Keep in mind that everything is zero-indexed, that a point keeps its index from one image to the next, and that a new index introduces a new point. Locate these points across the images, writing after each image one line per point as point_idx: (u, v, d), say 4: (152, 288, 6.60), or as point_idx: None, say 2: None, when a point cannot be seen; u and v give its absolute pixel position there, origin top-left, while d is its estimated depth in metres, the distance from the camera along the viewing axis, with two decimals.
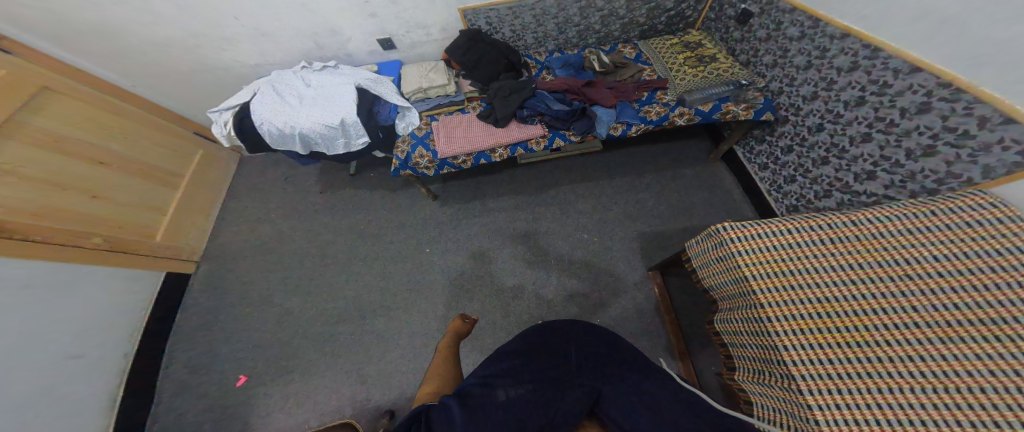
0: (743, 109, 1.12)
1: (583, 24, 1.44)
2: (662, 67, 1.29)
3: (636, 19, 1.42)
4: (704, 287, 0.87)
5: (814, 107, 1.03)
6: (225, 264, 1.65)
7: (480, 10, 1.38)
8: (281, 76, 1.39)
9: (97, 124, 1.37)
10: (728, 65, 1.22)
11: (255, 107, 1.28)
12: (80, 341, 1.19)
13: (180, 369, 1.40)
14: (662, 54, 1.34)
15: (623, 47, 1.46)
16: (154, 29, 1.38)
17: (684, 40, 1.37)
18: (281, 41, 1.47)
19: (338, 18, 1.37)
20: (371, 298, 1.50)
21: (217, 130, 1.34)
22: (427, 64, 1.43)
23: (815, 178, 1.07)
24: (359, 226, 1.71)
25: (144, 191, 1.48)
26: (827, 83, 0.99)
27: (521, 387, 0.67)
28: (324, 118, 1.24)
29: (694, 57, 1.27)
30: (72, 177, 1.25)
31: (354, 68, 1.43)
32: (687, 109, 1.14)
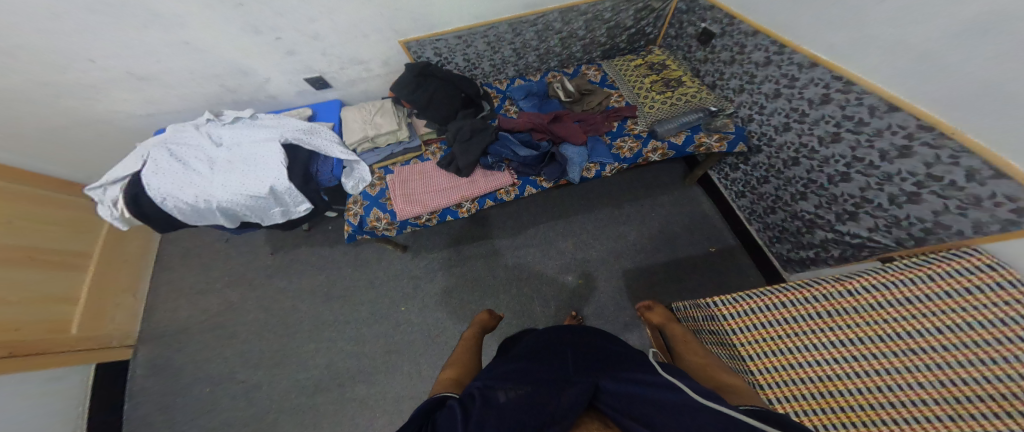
0: (715, 140, 1.09)
1: (544, 48, 1.33)
2: (629, 92, 1.23)
3: (597, 39, 1.34)
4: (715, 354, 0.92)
5: (787, 139, 1.00)
6: (173, 341, 1.47)
7: (425, 40, 1.23)
8: (178, 133, 1.10)
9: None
10: (695, 89, 1.18)
11: (151, 180, 1.00)
12: None
13: None
14: (628, 76, 1.28)
15: (587, 69, 1.38)
16: None
17: (648, 61, 1.32)
18: (179, 88, 1.19)
19: (246, 58, 1.13)
20: (349, 365, 1.36)
21: (106, 211, 1.05)
22: (367, 106, 1.23)
23: (795, 213, 1.04)
24: (319, 289, 1.51)
25: (39, 282, 1.20)
26: (800, 116, 0.96)
27: (519, 387, 0.55)
28: (249, 189, 1.01)
29: (659, 80, 1.22)
30: None
31: (280, 116, 1.18)
32: (660, 143, 1.09)
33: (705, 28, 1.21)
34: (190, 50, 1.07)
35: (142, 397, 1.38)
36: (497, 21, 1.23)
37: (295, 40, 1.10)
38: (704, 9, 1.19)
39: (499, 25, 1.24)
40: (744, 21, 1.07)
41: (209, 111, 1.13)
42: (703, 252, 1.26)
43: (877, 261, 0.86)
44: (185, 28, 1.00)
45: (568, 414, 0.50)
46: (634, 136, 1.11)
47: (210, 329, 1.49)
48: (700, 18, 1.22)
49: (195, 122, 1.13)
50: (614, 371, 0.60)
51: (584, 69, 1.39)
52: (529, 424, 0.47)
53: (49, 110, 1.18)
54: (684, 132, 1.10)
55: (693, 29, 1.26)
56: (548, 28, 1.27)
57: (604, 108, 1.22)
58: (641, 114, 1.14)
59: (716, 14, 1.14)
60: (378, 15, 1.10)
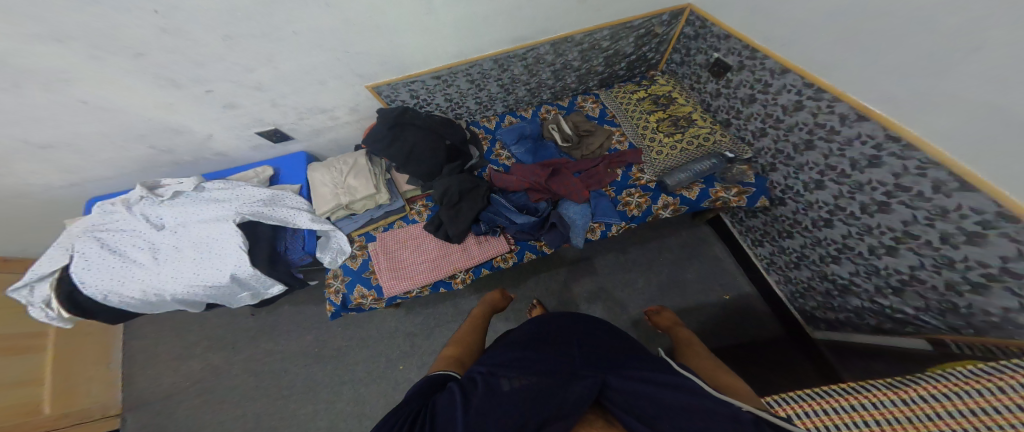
0: (733, 193, 1.00)
1: (535, 81, 1.23)
2: (633, 131, 1.12)
3: (595, 68, 1.23)
4: None
5: (823, 197, 0.87)
6: (154, 414, 1.33)
7: (397, 83, 1.08)
8: (110, 215, 0.95)
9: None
10: (710, 129, 1.06)
11: (86, 277, 0.88)
12: None
13: None
14: (630, 112, 1.16)
15: (583, 101, 1.26)
16: None
17: (652, 93, 1.19)
18: (103, 151, 1.03)
19: (170, 115, 0.96)
20: (348, 427, 1.27)
21: (38, 313, 0.92)
22: (337, 165, 1.09)
23: (824, 274, 0.96)
24: (312, 350, 1.41)
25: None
26: (837, 174, 0.82)
27: (527, 377, 0.53)
28: (207, 279, 0.91)
29: (668, 119, 1.10)
30: None
31: (230, 182, 1.02)
32: (672, 198, 0.99)
33: (717, 61, 1.08)
34: (95, 112, 0.90)
35: None
36: (480, 58, 1.10)
37: (231, 91, 0.94)
38: (718, 38, 1.04)
39: (483, 62, 1.11)
40: (769, 55, 0.90)
41: (141, 185, 0.96)
42: (715, 302, 1.20)
43: (923, 340, 0.79)
44: (74, 86, 0.81)
45: (574, 412, 0.47)
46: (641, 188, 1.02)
47: (193, 398, 1.35)
48: (713, 48, 1.07)
49: (128, 198, 0.97)
50: (623, 370, 0.57)
51: (580, 101, 1.26)
52: (533, 416, 0.45)
53: None
54: (698, 186, 1.00)
55: (703, 58, 1.13)
56: (539, 61, 1.15)
57: (605, 152, 1.10)
58: (649, 161, 1.03)
59: (734, 44, 0.99)
60: (332, 60, 0.93)
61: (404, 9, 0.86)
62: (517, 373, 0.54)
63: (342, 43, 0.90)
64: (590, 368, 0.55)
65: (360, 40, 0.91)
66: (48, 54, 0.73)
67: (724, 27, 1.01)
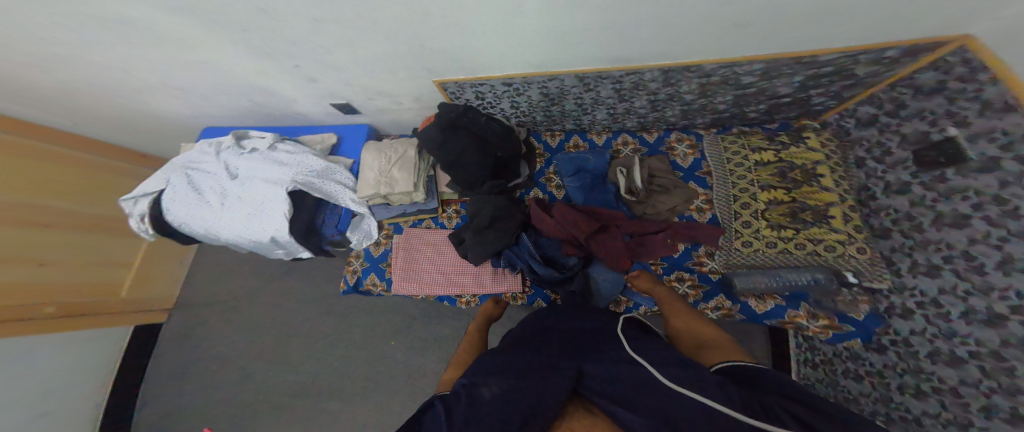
0: (819, 324, 0.88)
1: (623, 106, 1.09)
2: (727, 205, 1.01)
3: (716, 105, 1.04)
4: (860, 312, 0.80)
5: (942, 375, 0.73)
6: (197, 309, 1.55)
7: (465, 83, 1.04)
8: (200, 156, 1.13)
9: (43, 178, 1.18)
10: (838, 236, 0.90)
11: (172, 206, 1.09)
12: (39, 418, 1.16)
13: (152, 416, 1.41)
14: (736, 178, 1.02)
15: (677, 138, 1.15)
16: (30, 82, 1.04)
17: (786, 162, 1.00)
18: (207, 97, 1.15)
19: (265, 80, 1.04)
20: (331, 380, 1.35)
21: (136, 224, 1.15)
22: (387, 151, 1.09)
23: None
24: (324, 301, 1.48)
25: (100, 243, 1.33)
26: (987, 362, 0.66)
27: (505, 382, 0.56)
28: (252, 234, 1.05)
29: (785, 206, 0.96)
30: (25, 247, 1.12)
31: (298, 146, 1.11)
32: (729, 303, 0.96)
33: (943, 142, 0.75)
34: (205, 69, 0.99)
35: (165, 351, 1.51)
36: (562, 72, 0.98)
37: (315, 68, 0.97)
38: (984, 108, 0.69)
39: (565, 77, 0.99)
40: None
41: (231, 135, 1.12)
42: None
43: None
44: (193, 50, 0.91)
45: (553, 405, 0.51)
46: (698, 275, 0.99)
47: (225, 308, 1.53)
48: (959, 119, 0.73)
49: (217, 141, 1.15)
50: (596, 354, 0.61)
51: (673, 140, 1.15)
52: (515, 416, 0.49)
53: (104, 108, 1.21)
54: (774, 301, 0.92)
55: (923, 127, 0.80)
56: (640, 87, 1.00)
57: (674, 217, 1.03)
58: (727, 248, 0.98)
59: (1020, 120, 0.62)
60: (406, 52, 0.91)
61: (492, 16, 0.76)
62: (498, 375, 0.58)
63: (419, 39, 0.85)
64: (565, 360, 0.60)
65: (439, 37, 0.85)
66: (169, 19, 0.80)
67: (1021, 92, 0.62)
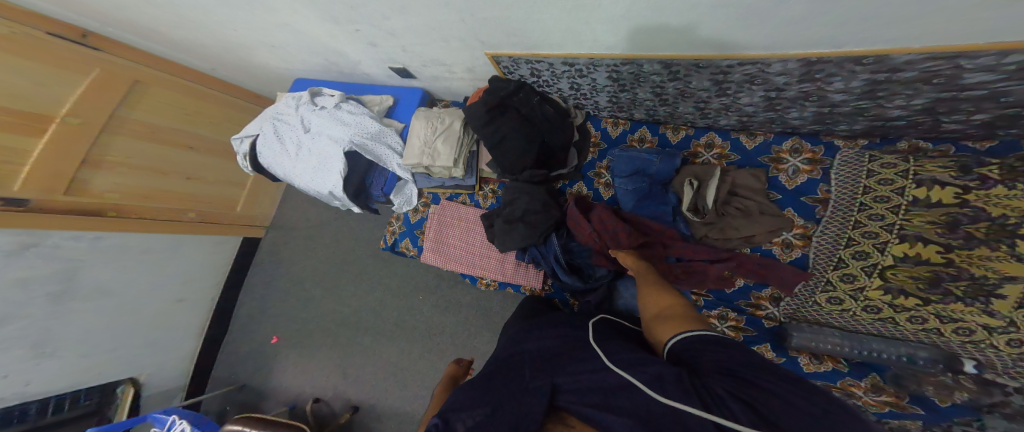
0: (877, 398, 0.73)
1: (721, 101, 0.87)
2: (832, 250, 0.79)
3: (875, 110, 0.73)
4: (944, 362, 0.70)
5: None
6: (284, 232, 1.88)
7: (520, 58, 0.94)
8: (284, 109, 1.28)
9: (183, 111, 1.47)
10: (988, 320, 0.65)
11: (262, 150, 1.28)
12: (181, 289, 1.60)
13: (249, 305, 1.84)
14: (861, 217, 0.76)
15: (787, 149, 0.89)
16: (174, 31, 1.25)
17: (973, 208, 0.65)
18: (293, 54, 1.26)
19: (336, 43, 1.09)
20: (369, 315, 1.55)
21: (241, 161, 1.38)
22: (435, 121, 1.09)
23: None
24: (374, 247, 1.65)
25: (224, 167, 1.65)
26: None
27: (479, 413, 0.49)
28: (316, 185, 1.18)
29: (925, 269, 0.69)
30: (174, 163, 1.44)
31: (359, 107, 1.18)
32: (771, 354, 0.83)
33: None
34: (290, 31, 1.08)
35: (262, 258, 1.89)
36: (644, 56, 0.80)
37: (376, 33, 0.98)
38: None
39: (646, 62, 0.81)
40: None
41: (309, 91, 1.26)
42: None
43: None
44: (277, 12, 0.98)
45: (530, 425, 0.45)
46: (748, 318, 0.87)
47: (303, 236, 1.82)
48: None
49: (298, 96, 1.29)
50: (570, 365, 0.56)
51: (786, 149, 0.89)
52: None
53: (222, 54, 1.40)
54: (831, 365, 0.78)
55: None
56: (750, 81, 0.77)
57: (747, 247, 0.87)
58: (803, 298, 0.82)
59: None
60: (459, 21, 0.84)
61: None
62: (473, 403, 0.51)
63: (472, 7, 0.77)
64: (536, 378, 0.54)
65: (496, 6, 0.75)
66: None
67: None
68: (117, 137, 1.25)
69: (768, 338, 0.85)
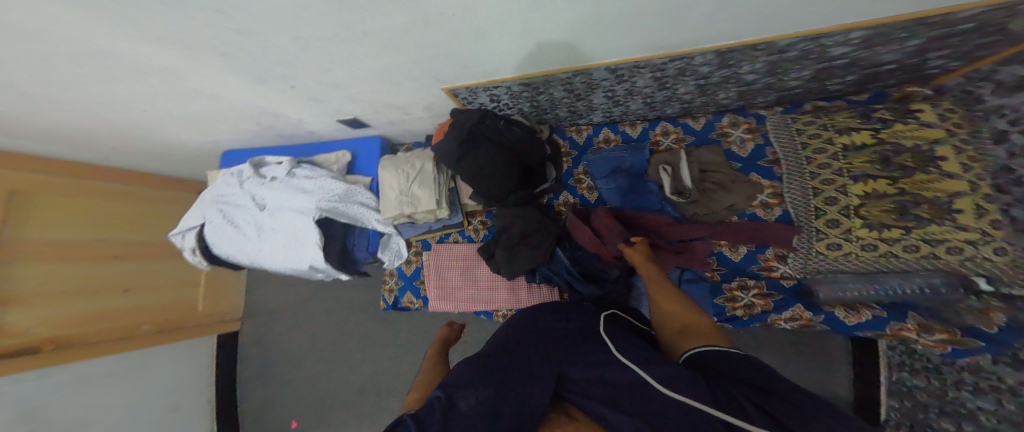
0: (932, 337, 0.74)
1: (664, 94, 0.94)
2: (804, 202, 0.88)
3: (789, 80, 0.84)
4: (961, 281, 0.70)
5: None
6: (263, 315, 1.72)
7: (477, 87, 0.93)
8: (225, 191, 1.16)
9: (97, 217, 1.26)
10: (965, 236, 0.71)
11: (216, 239, 1.16)
12: (165, 403, 1.40)
13: (246, 404, 1.65)
14: (813, 167, 0.88)
15: (729, 125, 1.00)
16: (65, 131, 1.07)
17: (890, 142, 0.79)
18: (220, 124, 1.14)
19: (267, 102, 0.99)
20: (386, 377, 1.48)
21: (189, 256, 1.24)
22: (404, 168, 1.06)
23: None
24: (370, 307, 1.56)
25: (167, 267, 1.46)
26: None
27: (485, 390, 0.49)
28: (292, 262, 1.09)
29: (888, 200, 0.79)
30: (102, 278, 1.25)
31: (315, 170, 1.11)
32: (808, 314, 0.85)
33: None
34: (203, 97, 0.95)
35: (246, 349, 1.71)
36: (590, 66, 0.83)
37: (314, 87, 0.91)
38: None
39: (594, 71, 0.84)
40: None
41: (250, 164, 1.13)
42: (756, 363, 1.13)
43: None
44: (184, 77, 0.85)
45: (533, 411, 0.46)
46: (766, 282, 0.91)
47: (289, 315, 1.68)
48: None
49: (239, 171, 1.16)
50: (574, 357, 0.56)
51: (726, 124, 1.00)
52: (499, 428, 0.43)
53: (132, 143, 1.23)
54: (871, 312, 0.80)
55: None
56: (683, 73, 0.83)
57: (733, 215, 0.93)
58: (804, 254, 0.87)
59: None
60: (407, 62, 0.80)
61: (508, 12, 0.62)
62: (475, 382, 0.50)
63: (419, 47, 0.75)
64: (545, 365, 0.54)
65: (443, 42, 0.73)
66: (156, 52, 0.74)
67: None
68: (15, 267, 1.04)
69: (798, 299, 0.88)
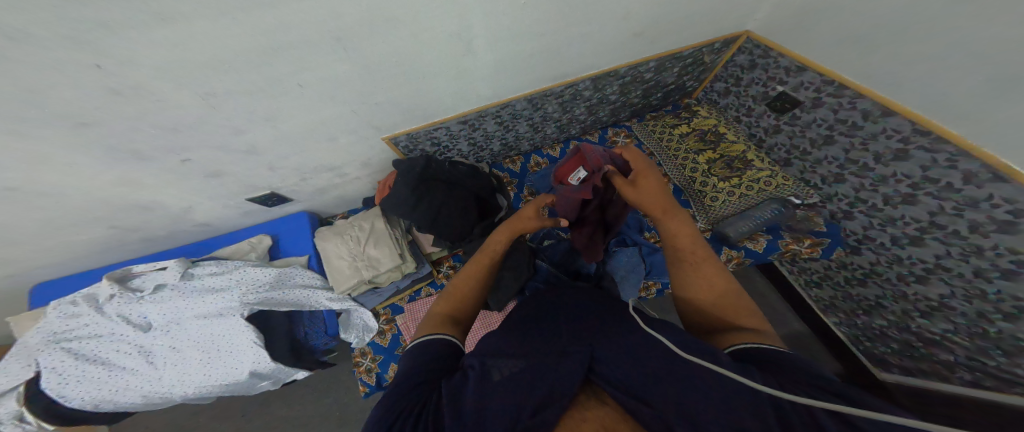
0: (806, 245, 0.99)
1: (567, 117, 1.11)
2: (681, 176, 1.13)
3: (664, 81, 1.10)
4: (785, 198, 1.01)
5: (920, 253, 0.80)
6: None
7: (419, 132, 0.90)
8: (68, 324, 0.80)
9: None
10: (766, 173, 1.06)
11: (72, 390, 0.81)
12: None
13: None
14: (671, 149, 1.17)
15: (615, 134, 1.25)
16: None
17: (699, 128, 1.18)
18: (41, 239, 0.79)
19: (141, 197, 0.77)
20: None
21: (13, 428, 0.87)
22: (350, 233, 0.98)
23: (907, 326, 0.90)
24: (335, 411, 1.29)
25: None
26: (947, 232, 0.74)
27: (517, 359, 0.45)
28: (223, 378, 0.86)
29: (720, 161, 1.11)
30: None
31: (224, 262, 0.88)
32: (735, 251, 1.03)
33: (781, 95, 0.99)
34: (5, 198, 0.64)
35: None
36: (514, 98, 0.93)
37: (216, 159, 0.72)
38: (787, 70, 0.95)
39: (517, 102, 0.94)
40: (864, 94, 0.79)
41: (109, 281, 0.79)
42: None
43: None
44: None
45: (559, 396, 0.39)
46: None
47: None
48: (778, 80, 0.98)
49: (91, 293, 0.81)
50: (626, 317, 0.53)
51: (611, 135, 1.25)
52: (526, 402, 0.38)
53: None
54: (764, 237, 1.03)
55: (759, 90, 1.06)
56: (576, 98, 1.02)
57: None
58: (701, 209, 1.08)
59: (810, 76, 0.89)
60: (346, 116, 0.74)
61: (445, 53, 0.67)
62: (514, 353, 0.46)
63: (362, 93, 0.69)
64: (577, 341, 0.47)
65: (384, 88, 0.71)
66: None
67: (818, 68, 0.86)
68: None
69: (722, 243, 1.06)
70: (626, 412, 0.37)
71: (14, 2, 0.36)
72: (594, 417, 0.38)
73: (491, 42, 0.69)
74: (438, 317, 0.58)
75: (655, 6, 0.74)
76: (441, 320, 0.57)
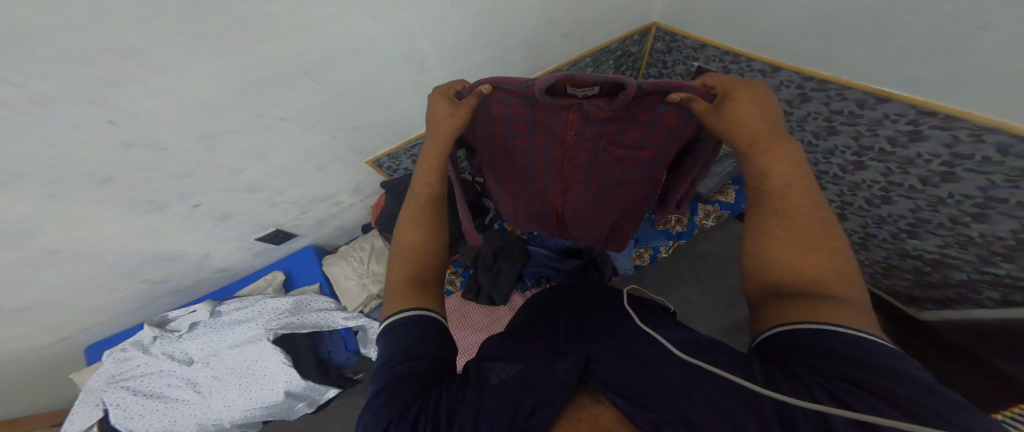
0: None
1: None
2: None
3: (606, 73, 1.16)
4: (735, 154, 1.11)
5: (871, 176, 0.83)
6: None
7: (397, 151, 0.99)
8: (124, 367, 0.89)
9: None
10: None
11: (133, 425, 0.88)
12: None
13: None
14: None
15: None
16: None
17: None
18: (86, 298, 0.90)
19: (166, 249, 0.88)
20: None
21: None
22: (354, 254, 1.07)
23: (906, 250, 0.89)
24: None
25: None
26: (877, 152, 0.76)
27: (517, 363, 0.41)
28: (262, 401, 0.94)
29: None
30: None
31: (247, 298, 0.98)
32: (710, 207, 1.08)
33: (699, 69, 1.04)
34: (51, 261, 0.74)
35: None
36: None
37: (222, 201, 0.83)
38: (694, 48, 0.99)
39: None
40: (755, 59, 0.83)
41: (150, 324, 0.89)
42: (737, 318, 1.28)
43: None
44: (35, 238, 0.68)
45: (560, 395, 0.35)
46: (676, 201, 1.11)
47: None
48: (693, 58, 1.03)
49: (138, 338, 0.91)
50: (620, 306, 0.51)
51: None
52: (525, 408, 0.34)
53: None
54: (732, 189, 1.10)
55: (682, 68, 1.10)
56: None
57: None
58: None
59: (712, 51, 0.94)
60: (326, 144, 0.84)
61: (398, 76, 0.77)
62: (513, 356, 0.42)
63: (336, 121, 0.80)
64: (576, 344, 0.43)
65: (355, 115, 0.81)
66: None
67: (715, 44, 0.91)
68: None
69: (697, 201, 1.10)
70: (622, 413, 0.33)
71: (54, 78, 0.47)
72: (590, 418, 0.34)
73: (437, 60, 0.78)
74: (402, 286, 0.50)
75: (574, 7, 0.82)
76: (408, 290, 0.49)
